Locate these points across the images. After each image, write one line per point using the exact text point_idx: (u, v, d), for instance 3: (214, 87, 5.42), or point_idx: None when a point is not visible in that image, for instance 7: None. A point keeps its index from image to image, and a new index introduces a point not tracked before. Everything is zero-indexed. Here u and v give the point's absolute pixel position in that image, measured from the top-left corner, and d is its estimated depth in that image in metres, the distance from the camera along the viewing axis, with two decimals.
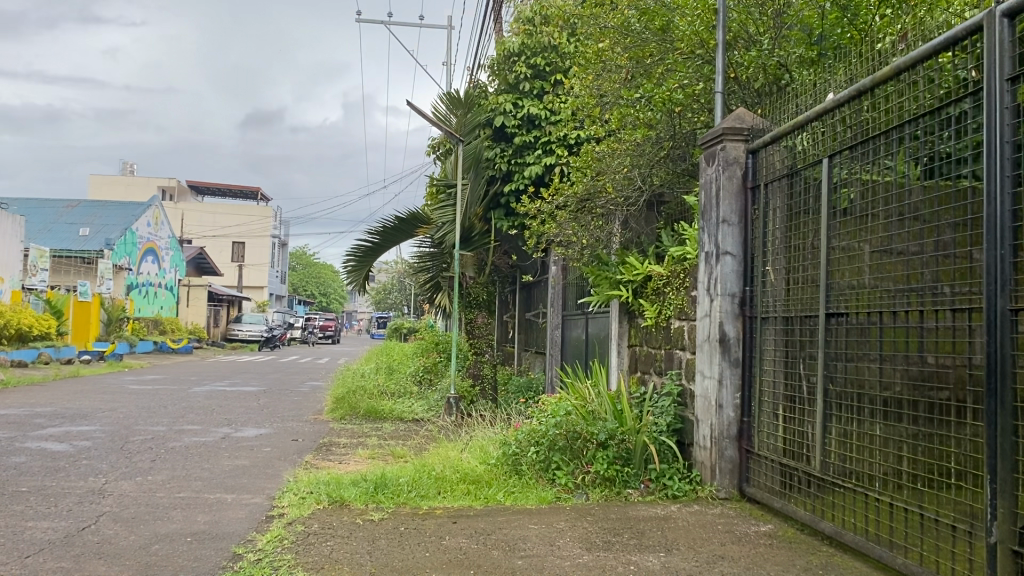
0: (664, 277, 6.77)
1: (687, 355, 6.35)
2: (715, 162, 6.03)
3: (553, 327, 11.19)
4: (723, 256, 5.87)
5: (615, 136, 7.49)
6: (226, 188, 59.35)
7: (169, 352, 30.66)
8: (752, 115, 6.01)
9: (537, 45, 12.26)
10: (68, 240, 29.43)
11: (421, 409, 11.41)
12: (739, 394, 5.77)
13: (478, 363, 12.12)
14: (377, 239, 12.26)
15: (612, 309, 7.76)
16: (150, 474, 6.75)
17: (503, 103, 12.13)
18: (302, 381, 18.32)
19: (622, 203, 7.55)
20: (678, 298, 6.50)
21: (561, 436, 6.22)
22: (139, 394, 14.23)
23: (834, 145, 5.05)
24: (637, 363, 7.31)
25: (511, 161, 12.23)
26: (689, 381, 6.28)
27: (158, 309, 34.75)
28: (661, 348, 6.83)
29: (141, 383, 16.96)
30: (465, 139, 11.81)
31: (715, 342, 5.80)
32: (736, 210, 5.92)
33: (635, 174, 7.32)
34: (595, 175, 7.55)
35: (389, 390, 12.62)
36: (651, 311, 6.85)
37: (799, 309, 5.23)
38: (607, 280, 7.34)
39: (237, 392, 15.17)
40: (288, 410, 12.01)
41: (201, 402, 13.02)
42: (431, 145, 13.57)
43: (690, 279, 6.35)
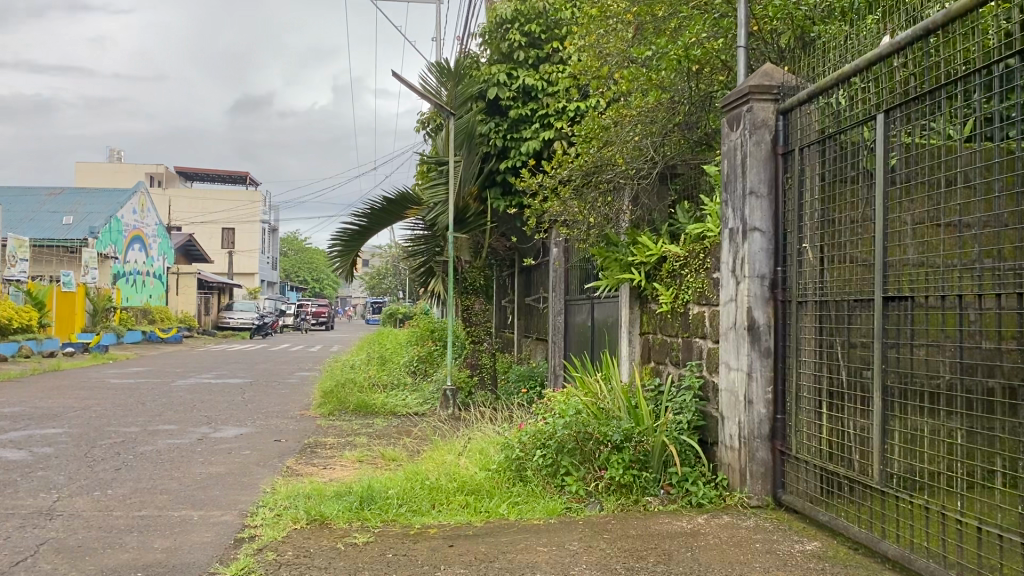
0: (682, 257, 6.04)
1: (708, 344, 5.63)
2: (740, 125, 5.29)
3: (555, 312, 10.51)
4: (751, 232, 5.14)
5: (624, 102, 6.80)
6: (216, 174, 58.49)
7: (158, 342, 29.92)
8: (780, 71, 5.28)
9: (532, 11, 11.59)
10: (50, 229, 28.59)
11: (415, 402, 10.74)
12: (771, 389, 5.07)
13: (476, 352, 11.45)
14: (365, 221, 11.44)
15: (621, 293, 7.07)
16: (111, 488, 6.06)
17: (497, 74, 11.51)
18: (292, 370, 17.66)
19: (632, 176, 6.68)
20: (697, 281, 5.80)
21: (570, 438, 5.46)
22: (118, 390, 13.51)
23: (889, 98, 4.29)
24: (651, 352, 6.64)
25: (507, 136, 11.52)
26: (713, 374, 5.56)
27: (147, 298, 33.96)
28: (677, 336, 6.13)
29: (122, 377, 16.30)
30: (456, 113, 11.05)
31: (744, 331, 5.09)
32: (765, 179, 5.19)
33: (647, 144, 6.56)
34: (603, 146, 6.78)
35: (381, 381, 11.93)
36: (667, 295, 6.16)
37: (845, 291, 4.52)
38: (617, 263, 6.61)
39: (222, 385, 14.53)
40: (274, 406, 11.33)
41: (183, 397, 12.34)
42: (421, 121, 12.81)
43: (712, 259, 5.64)
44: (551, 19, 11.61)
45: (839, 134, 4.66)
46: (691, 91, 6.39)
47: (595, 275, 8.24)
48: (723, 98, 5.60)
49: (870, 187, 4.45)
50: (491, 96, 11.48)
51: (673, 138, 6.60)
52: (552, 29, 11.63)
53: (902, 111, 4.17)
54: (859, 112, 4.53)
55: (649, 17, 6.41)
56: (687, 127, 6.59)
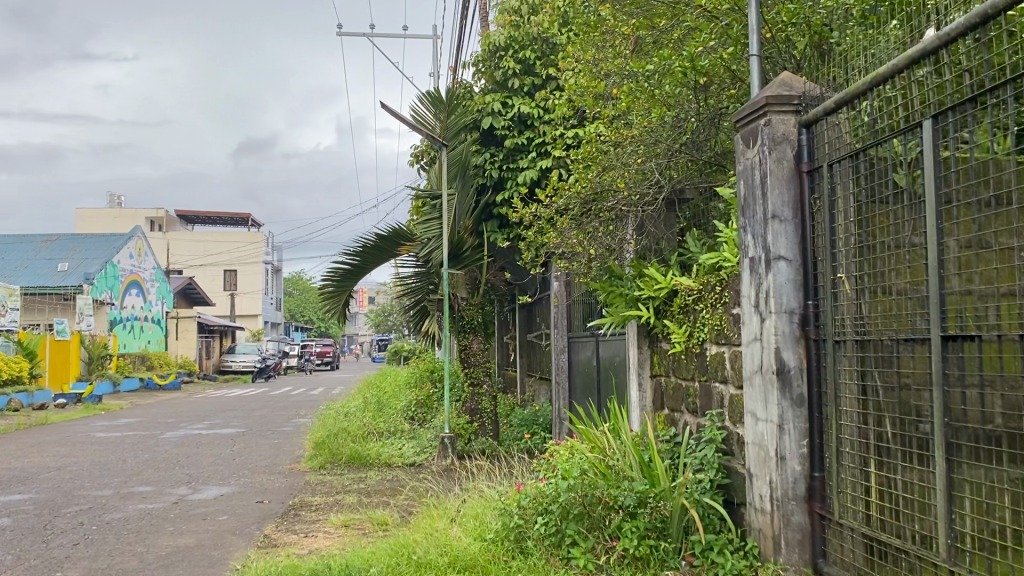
0: (695, 291, 5.40)
1: (729, 390, 5.00)
2: (757, 141, 4.65)
3: (559, 351, 9.83)
4: (774, 262, 4.51)
5: (622, 120, 6.23)
6: (217, 216, 58.30)
7: (156, 389, 29.27)
8: (801, 79, 4.66)
9: (526, 37, 11.29)
10: (45, 276, 28.08)
11: (411, 451, 10.03)
12: (806, 442, 4.41)
13: (475, 396, 10.57)
14: (356, 260, 10.78)
15: (628, 331, 6.45)
16: (61, 570, 5.38)
17: (490, 103, 11.07)
18: (290, 417, 17.01)
19: (638, 202, 6.01)
20: (714, 317, 5.15)
21: (575, 502, 4.81)
22: (102, 444, 12.84)
23: (935, 100, 3.58)
24: (664, 398, 6.00)
25: (502, 166, 11.10)
26: (736, 425, 4.92)
27: (145, 344, 33.36)
28: (693, 380, 5.49)
29: (111, 428, 15.63)
30: (449, 144, 10.49)
31: (772, 376, 4.46)
32: (790, 201, 4.54)
33: (652, 168, 5.95)
34: (604, 169, 6.11)
35: (377, 429, 11.21)
36: (679, 333, 5.55)
37: (891, 330, 3.85)
38: (621, 297, 6.01)
39: (213, 435, 13.86)
40: (262, 459, 10.65)
41: (168, 452, 11.66)
42: (414, 154, 12.25)
43: (730, 293, 4.98)
44: (545, 45, 11.33)
45: (867, 149, 4.03)
46: (697, 106, 5.77)
47: (599, 311, 7.62)
48: (737, 111, 4.99)
49: (914, 205, 3.78)
50: (485, 126, 11.07)
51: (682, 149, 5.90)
52: (548, 55, 11.32)
53: (952, 114, 3.44)
54: (897, 119, 3.87)
55: (650, 29, 5.83)
56: (694, 145, 5.94)
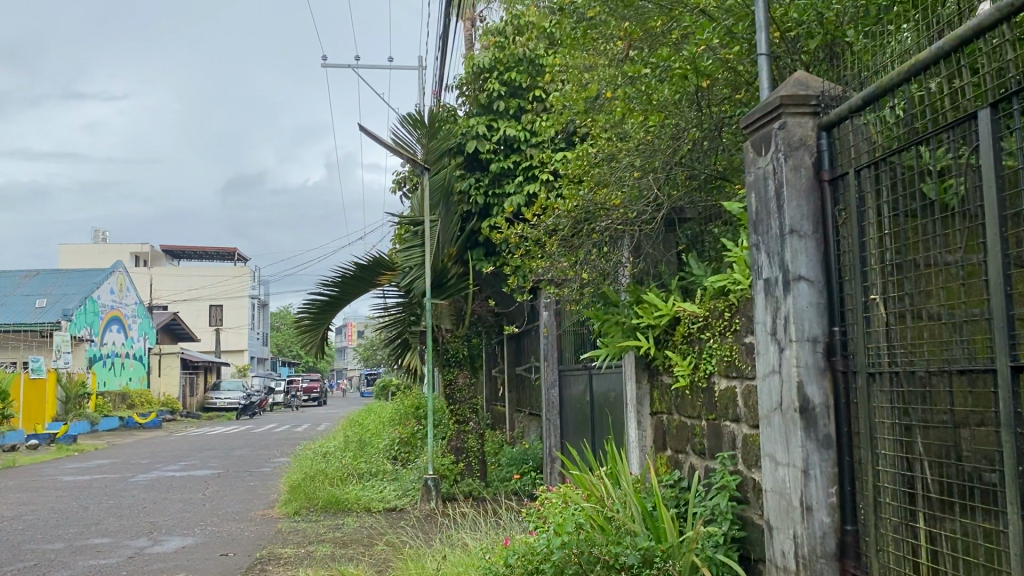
0: (701, 318, 4.82)
1: (742, 429, 4.45)
2: (771, 148, 4.09)
3: (549, 386, 9.24)
4: (794, 283, 3.95)
5: (617, 132, 5.72)
6: (203, 251, 57.67)
7: (135, 427, 28.38)
8: (816, 79, 4.12)
9: (512, 58, 10.87)
10: (22, 312, 27.31)
11: (393, 495, 9.36)
12: (836, 490, 3.84)
13: (461, 434, 9.99)
14: (334, 291, 10.14)
15: (625, 363, 5.87)
16: None
17: (475, 126, 10.66)
18: (269, 456, 16.31)
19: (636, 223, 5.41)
20: (723, 347, 4.59)
21: (570, 561, 4.21)
22: (66, 489, 12.11)
23: (991, 88, 2.98)
24: (667, 438, 5.44)
25: (488, 192, 10.65)
26: (749, 468, 4.36)
27: (126, 381, 32.50)
28: (700, 418, 4.93)
29: (80, 471, 14.88)
30: (432, 168, 9.98)
31: (794, 414, 3.89)
32: (810, 214, 3.98)
33: (648, 182, 5.44)
34: (597, 186, 5.58)
35: (357, 471, 10.56)
36: (683, 365, 4.99)
37: (937, 362, 3.27)
38: (618, 327, 5.42)
39: (186, 478, 13.15)
40: (234, 506, 9.96)
41: (135, 498, 10.94)
42: (396, 180, 11.69)
43: (742, 319, 4.42)
44: (532, 65, 10.93)
45: (901, 151, 3.46)
46: (697, 114, 5.30)
47: (593, 343, 7.06)
48: (745, 115, 4.46)
49: (965, 212, 3.20)
50: (470, 149, 10.64)
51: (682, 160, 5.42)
52: (534, 76, 10.91)
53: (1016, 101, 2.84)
54: (939, 115, 3.30)
55: (644, 34, 5.30)
56: (692, 160, 5.45)
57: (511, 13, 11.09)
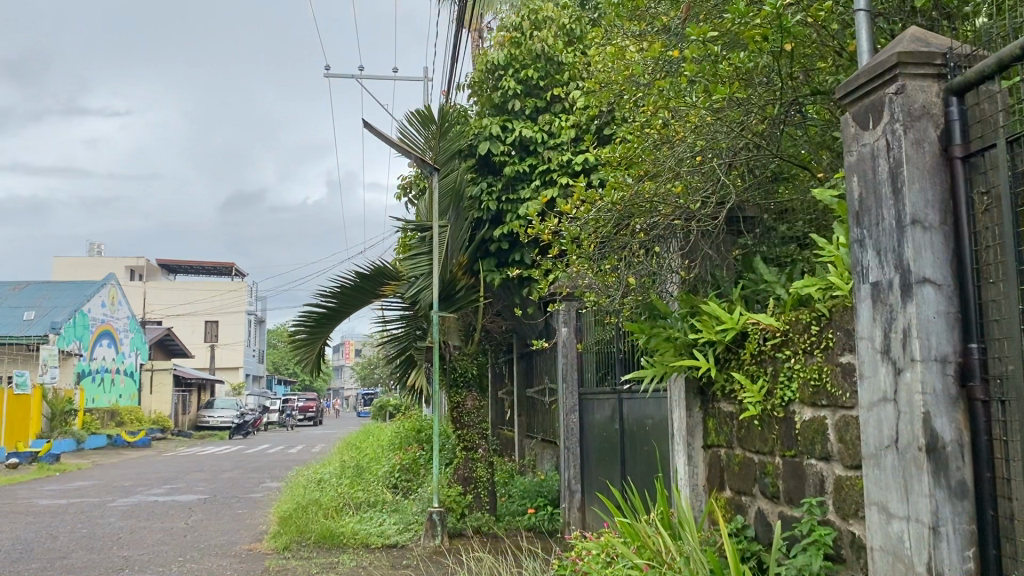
0: (779, 334, 3.99)
1: (835, 470, 3.62)
2: (883, 118, 3.28)
3: (568, 410, 8.41)
4: (917, 286, 3.11)
5: (677, 114, 4.69)
6: (200, 266, 56.83)
7: (123, 446, 27.42)
8: (938, 35, 3.29)
9: (528, 55, 10.11)
10: (10, 323, 26.35)
11: (393, 529, 8.47)
12: (973, 553, 2.98)
13: (468, 462, 9.04)
14: (333, 304, 9.23)
15: (672, 389, 5.07)
16: None
17: (488, 126, 9.88)
18: (260, 481, 15.40)
19: (701, 219, 4.60)
20: (809, 369, 3.76)
21: None
22: (38, 515, 11.17)
23: None
24: (725, 476, 4.61)
25: (501, 198, 9.87)
26: (843, 520, 3.55)
27: (116, 398, 31.56)
28: (775, 455, 4.09)
29: (58, 494, 13.93)
30: (442, 170, 9.25)
31: (919, 454, 3.04)
32: (936, 200, 3.15)
33: (714, 165, 4.53)
34: (648, 174, 4.73)
35: (355, 501, 9.65)
36: (754, 391, 4.15)
37: None
38: (669, 343, 4.61)
39: (170, 503, 12.23)
40: (218, 538, 9.06)
41: (111, 526, 10.02)
42: (402, 186, 10.94)
43: (837, 334, 3.59)
44: (549, 64, 10.20)
45: None
46: (779, 79, 4.38)
47: (630, 368, 6.27)
48: (843, 84, 3.64)
49: None
50: (482, 151, 9.86)
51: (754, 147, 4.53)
52: (551, 75, 10.16)
53: None
54: None
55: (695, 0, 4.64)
56: (765, 143, 4.50)
57: (528, 8, 10.34)
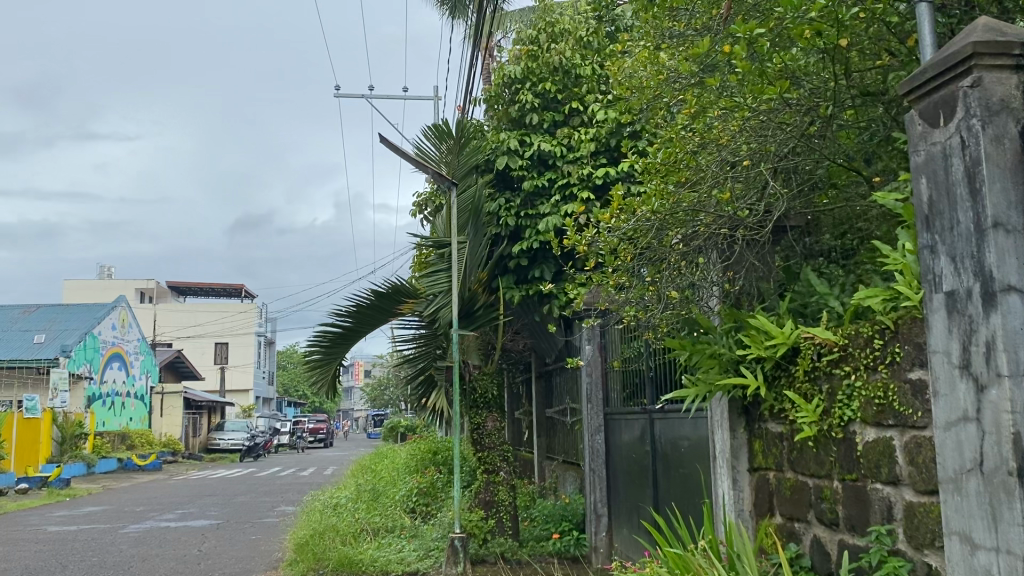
0: (837, 349, 3.73)
1: (904, 496, 3.34)
2: (956, 115, 3.03)
3: (593, 430, 8.12)
4: (1001, 294, 2.85)
5: (723, 116, 4.47)
6: (210, 288, 56.80)
7: (134, 470, 27.18)
8: (1012, 24, 3.04)
9: (545, 67, 9.89)
10: (20, 347, 26.21)
11: (413, 556, 8.18)
12: None
13: (490, 485, 8.72)
14: (348, 323, 8.99)
15: (715, 409, 4.81)
16: None
17: (506, 140, 9.66)
18: (273, 505, 15.11)
19: (747, 230, 4.31)
20: (873, 386, 3.49)
21: None
22: (48, 543, 10.92)
23: None
24: (775, 501, 4.33)
25: (519, 213, 9.64)
26: (917, 550, 3.26)
27: (127, 422, 31.36)
28: (833, 479, 3.82)
29: (68, 520, 13.68)
30: (459, 185, 9.05)
31: (1009, 479, 2.77)
32: (1018, 201, 2.90)
33: (760, 171, 4.25)
34: (689, 181, 4.46)
35: (373, 526, 9.37)
36: (809, 411, 3.87)
37: None
38: (714, 359, 4.35)
39: (182, 529, 11.96)
40: (232, 566, 8.78)
41: (121, 554, 9.76)
42: (417, 203, 10.73)
43: (904, 348, 3.32)
44: (567, 77, 9.99)
45: None
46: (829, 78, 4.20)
47: (667, 388, 6.01)
48: (904, 79, 3.40)
49: None
50: (500, 165, 9.63)
51: (802, 152, 4.28)
52: (570, 88, 9.94)
53: None
54: None
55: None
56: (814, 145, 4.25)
57: (544, 21, 10.15)
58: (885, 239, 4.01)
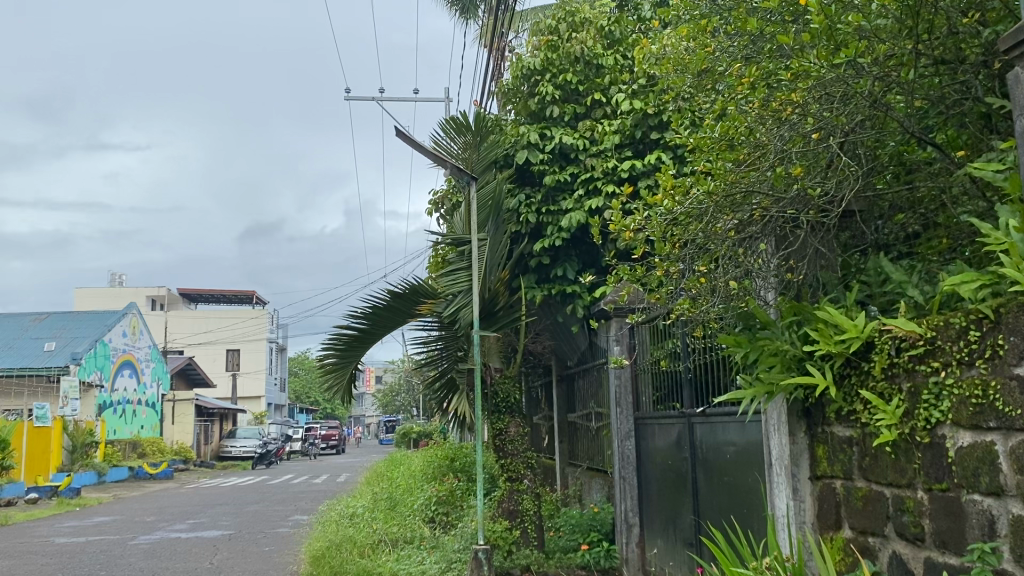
0: (922, 344, 3.30)
1: (1011, 509, 2.91)
2: None
3: (623, 436, 7.70)
4: None
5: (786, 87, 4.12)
6: (221, 295, 56.60)
7: (145, 478, 26.86)
8: None
9: (565, 57, 9.48)
10: (30, 356, 25.92)
11: (434, 567, 7.76)
12: None
13: (514, 494, 8.30)
14: (364, 325, 8.59)
15: (772, 411, 4.39)
16: None
17: (526, 133, 9.25)
18: (286, 515, 14.72)
19: (815, 213, 3.94)
20: (969, 384, 3.07)
21: None
22: (55, 556, 10.55)
23: None
24: (843, 513, 3.90)
25: (540, 209, 9.25)
26: None
27: (138, 430, 31.06)
28: (916, 488, 3.39)
29: (78, 532, 13.31)
30: (479, 179, 8.67)
31: None
32: None
33: (829, 146, 3.89)
34: (748, 159, 4.12)
35: (391, 537, 8.95)
36: (888, 413, 3.44)
37: None
38: (776, 356, 3.92)
39: (192, 540, 11.57)
40: None
41: (131, 567, 9.37)
42: (433, 201, 10.35)
43: (1009, 339, 2.89)
44: (588, 67, 9.57)
45: None
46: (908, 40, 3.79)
47: (714, 389, 5.61)
48: (1006, 32, 2.96)
49: None
50: (520, 160, 9.23)
51: (872, 125, 3.93)
52: (591, 78, 9.52)
53: None
54: None
55: None
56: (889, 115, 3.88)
57: (563, 10, 9.75)
58: (968, 220, 3.59)
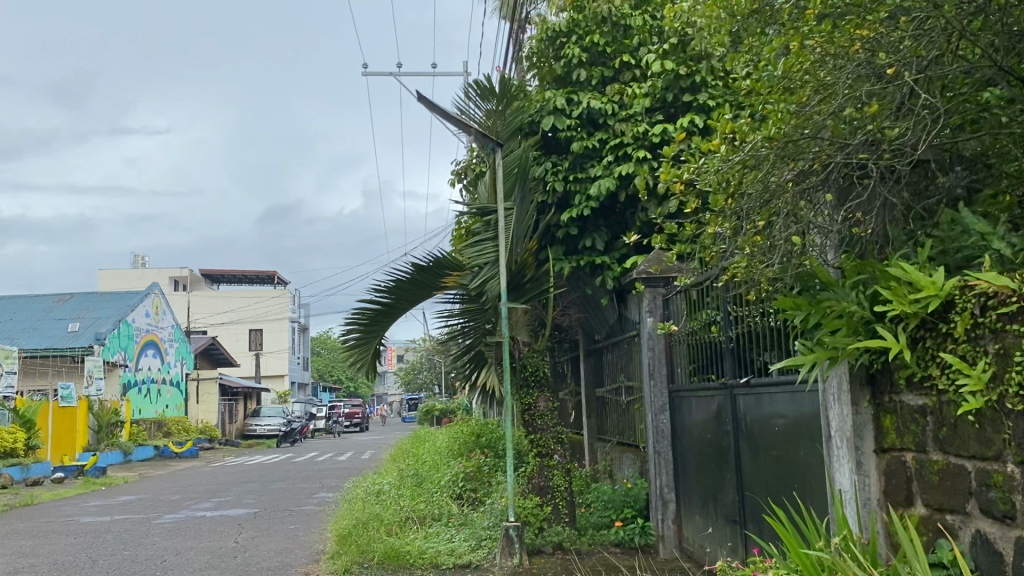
0: (1014, 300, 2.94)
1: None
2: None
3: (657, 410, 7.39)
4: None
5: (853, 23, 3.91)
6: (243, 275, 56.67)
7: (171, 457, 26.94)
8: None
9: (593, 18, 9.09)
10: (54, 336, 25.97)
11: (465, 546, 7.53)
12: None
13: (544, 470, 8.04)
14: (388, 298, 8.31)
15: (833, 380, 4.06)
16: None
17: (553, 98, 8.88)
18: (311, 492, 14.58)
19: (886, 158, 3.68)
20: None
21: None
22: (80, 535, 10.44)
23: None
24: (915, 488, 3.58)
25: (568, 176, 8.92)
26: None
27: (162, 409, 31.15)
28: (1004, 461, 3.04)
29: (103, 511, 13.20)
30: (505, 145, 8.33)
31: None
32: None
33: (904, 82, 3.71)
34: (816, 98, 3.89)
35: (419, 514, 8.74)
36: (972, 378, 3.09)
37: None
38: (841, 319, 3.58)
39: (217, 519, 11.41)
40: (270, 559, 8.19)
41: (155, 547, 9.22)
42: (456, 171, 10.03)
43: None
44: (616, 28, 9.19)
45: None
46: None
47: (758, 361, 5.32)
48: None
49: None
50: (546, 126, 8.86)
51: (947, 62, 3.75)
52: (619, 40, 9.13)
53: None
54: None
55: None
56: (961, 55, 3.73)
57: None
58: None
